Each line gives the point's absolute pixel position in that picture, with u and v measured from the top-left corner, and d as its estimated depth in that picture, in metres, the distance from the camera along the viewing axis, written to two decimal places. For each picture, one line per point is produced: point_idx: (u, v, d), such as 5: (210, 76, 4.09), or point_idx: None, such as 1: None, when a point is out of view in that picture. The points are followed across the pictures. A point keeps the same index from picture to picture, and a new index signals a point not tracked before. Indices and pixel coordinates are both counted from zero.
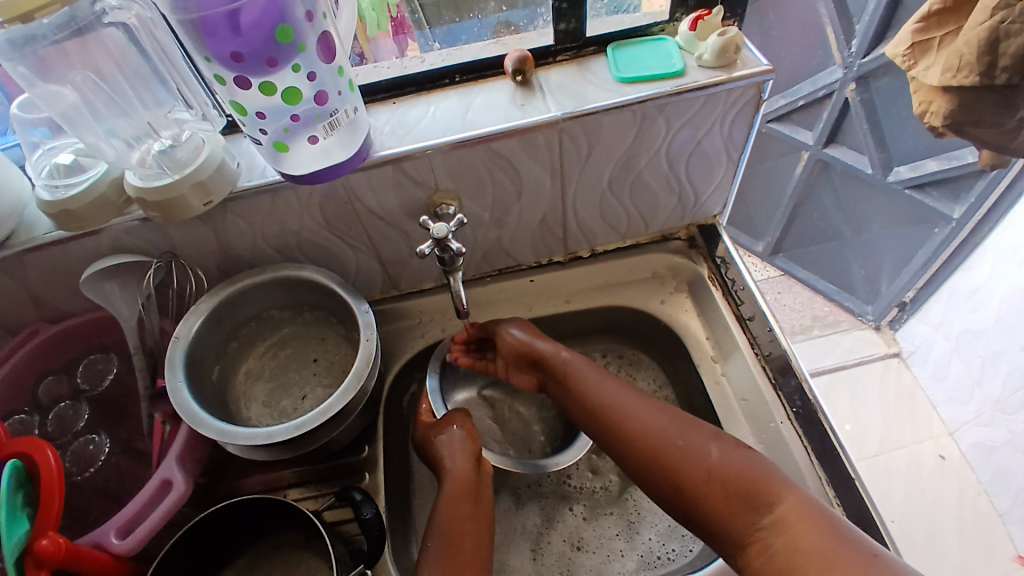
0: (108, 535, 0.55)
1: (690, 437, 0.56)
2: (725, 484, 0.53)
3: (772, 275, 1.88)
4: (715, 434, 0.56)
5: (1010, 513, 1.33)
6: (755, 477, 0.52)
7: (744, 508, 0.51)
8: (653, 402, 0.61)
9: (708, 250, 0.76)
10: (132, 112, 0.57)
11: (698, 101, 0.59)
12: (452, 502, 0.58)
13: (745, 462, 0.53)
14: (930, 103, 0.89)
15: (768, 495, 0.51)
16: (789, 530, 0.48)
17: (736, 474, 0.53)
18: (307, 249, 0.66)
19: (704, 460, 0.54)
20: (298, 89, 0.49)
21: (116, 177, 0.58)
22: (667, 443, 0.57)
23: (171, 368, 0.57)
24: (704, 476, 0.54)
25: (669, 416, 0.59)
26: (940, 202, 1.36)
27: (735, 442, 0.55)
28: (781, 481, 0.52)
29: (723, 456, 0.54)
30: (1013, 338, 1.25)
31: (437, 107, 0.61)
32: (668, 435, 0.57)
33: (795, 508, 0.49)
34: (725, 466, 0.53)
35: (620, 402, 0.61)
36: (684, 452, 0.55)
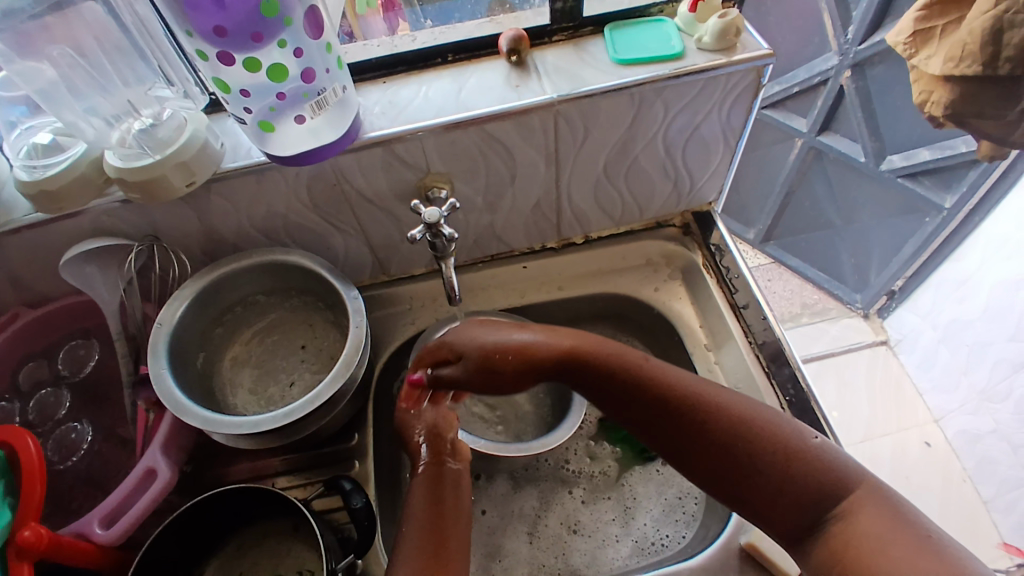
0: (91, 525, 0.54)
1: (764, 417, 0.52)
2: (799, 472, 0.50)
3: (763, 262, 1.88)
4: (789, 419, 0.53)
5: (994, 500, 1.35)
6: (827, 468, 0.50)
7: (812, 496, 0.49)
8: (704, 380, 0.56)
9: (702, 237, 0.75)
10: (111, 88, 0.54)
11: (696, 85, 0.57)
12: (429, 483, 0.56)
13: (820, 451, 0.51)
14: (931, 93, 0.89)
15: (836, 484, 0.49)
16: (858, 518, 0.47)
17: (812, 462, 0.50)
18: (295, 232, 0.64)
19: (783, 444, 0.51)
20: (284, 66, 0.47)
21: (95, 157, 0.55)
22: (748, 425, 0.52)
23: (154, 354, 0.55)
24: (780, 460, 0.50)
25: (731, 395, 0.55)
26: (933, 191, 1.36)
27: (805, 430, 0.53)
28: (852, 471, 0.50)
29: (800, 442, 0.51)
30: (1001, 327, 1.26)
31: (429, 87, 0.59)
32: (745, 415, 0.53)
33: (868, 499, 0.48)
34: (805, 452, 0.51)
35: (670, 376, 0.56)
36: (759, 432, 0.52)
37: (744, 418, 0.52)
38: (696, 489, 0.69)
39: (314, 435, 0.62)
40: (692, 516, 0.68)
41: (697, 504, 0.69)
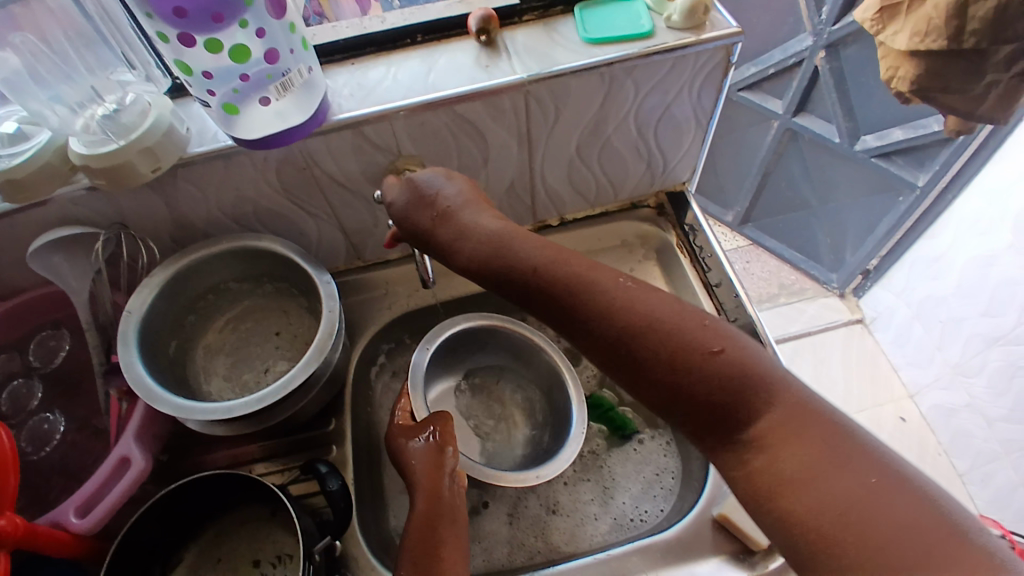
0: (67, 514, 0.54)
1: (666, 319, 0.44)
2: (693, 388, 0.43)
3: (741, 245, 1.88)
4: (694, 320, 0.45)
5: (970, 472, 1.39)
6: (733, 386, 0.42)
7: (714, 408, 0.43)
8: (603, 267, 0.47)
9: (677, 218, 0.76)
10: (77, 77, 0.53)
11: (666, 64, 0.57)
12: (427, 523, 0.53)
13: (726, 365, 0.43)
14: (897, 68, 0.89)
15: (755, 400, 0.42)
16: (773, 448, 0.41)
17: (710, 378, 0.43)
18: (265, 218, 0.63)
19: (677, 350, 0.43)
20: (247, 47, 0.46)
21: (61, 144, 0.53)
22: (653, 333, 0.44)
23: (124, 342, 0.55)
24: (682, 374, 0.43)
25: (637, 288, 0.46)
26: (906, 170, 1.38)
27: (707, 344, 0.43)
28: (766, 381, 0.43)
29: (698, 363, 0.43)
30: (974, 303, 1.29)
31: (399, 68, 0.58)
32: (647, 327, 0.44)
33: (781, 423, 0.41)
34: (712, 368, 0.43)
35: (561, 266, 0.48)
36: (656, 342, 0.44)
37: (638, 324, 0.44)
38: (675, 465, 0.71)
39: (290, 421, 0.62)
40: (670, 490, 0.69)
41: (674, 478, 0.70)
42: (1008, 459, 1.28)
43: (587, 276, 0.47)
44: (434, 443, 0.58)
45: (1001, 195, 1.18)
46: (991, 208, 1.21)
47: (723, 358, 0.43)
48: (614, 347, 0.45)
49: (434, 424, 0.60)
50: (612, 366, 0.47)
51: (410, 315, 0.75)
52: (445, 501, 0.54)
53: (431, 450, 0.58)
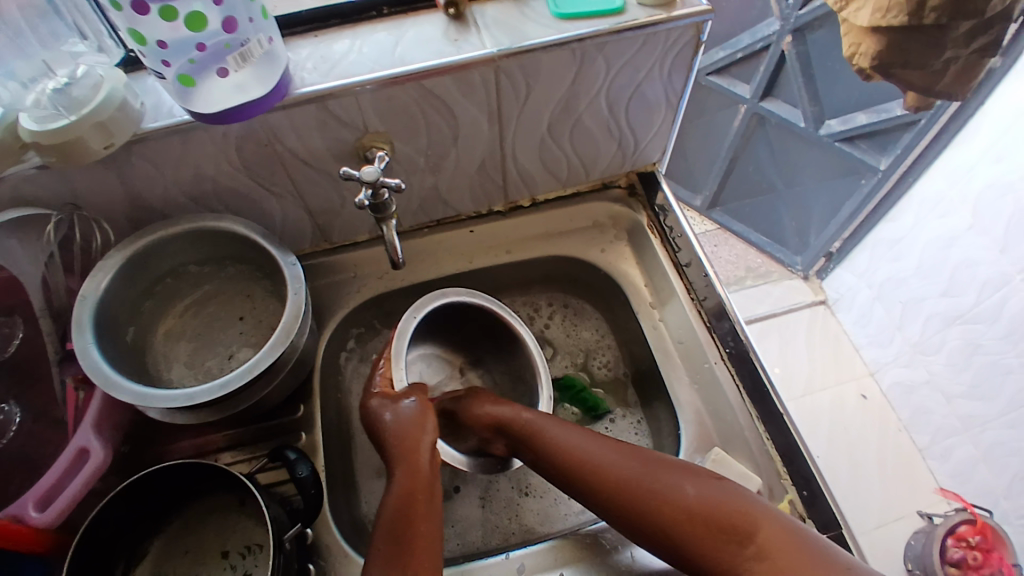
0: (27, 508, 0.52)
1: (667, 473, 0.52)
2: (696, 519, 0.49)
3: (709, 228, 1.90)
4: (687, 470, 0.52)
5: (929, 448, 1.45)
6: (734, 511, 0.48)
7: (722, 540, 0.48)
8: (617, 443, 0.55)
9: (647, 199, 0.76)
10: (28, 51, 0.52)
11: (638, 41, 0.57)
12: (402, 499, 0.52)
13: (723, 494, 0.50)
14: (860, 44, 0.90)
15: (747, 526, 0.47)
16: (778, 560, 0.46)
17: (709, 506, 0.49)
18: (226, 197, 0.61)
19: (678, 500, 0.50)
20: (202, 14, 0.44)
21: (11, 122, 0.50)
22: (651, 483, 0.51)
23: (79, 327, 0.52)
24: (685, 515, 0.49)
25: (638, 455, 0.54)
26: (869, 154, 1.41)
27: (707, 476, 0.52)
28: (757, 508, 0.49)
29: (692, 495, 0.50)
30: (933, 284, 1.34)
31: (364, 41, 0.56)
32: (641, 473, 0.52)
33: (778, 538, 0.47)
34: (703, 505, 0.49)
35: (576, 446, 0.56)
36: (657, 496, 0.51)
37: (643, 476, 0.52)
38: (646, 442, 0.72)
39: (258, 408, 0.60)
40: None
41: None
42: (965, 434, 1.34)
43: (591, 453, 0.55)
44: (416, 413, 0.58)
45: (961, 179, 1.23)
46: (953, 189, 1.26)
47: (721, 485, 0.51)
48: (627, 506, 0.52)
49: (417, 397, 0.59)
50: (638, 530, 0.51)
51: (379, 298, 0.73)
52: (422, 478, 0.54)
53: (414, 420, 0.58)
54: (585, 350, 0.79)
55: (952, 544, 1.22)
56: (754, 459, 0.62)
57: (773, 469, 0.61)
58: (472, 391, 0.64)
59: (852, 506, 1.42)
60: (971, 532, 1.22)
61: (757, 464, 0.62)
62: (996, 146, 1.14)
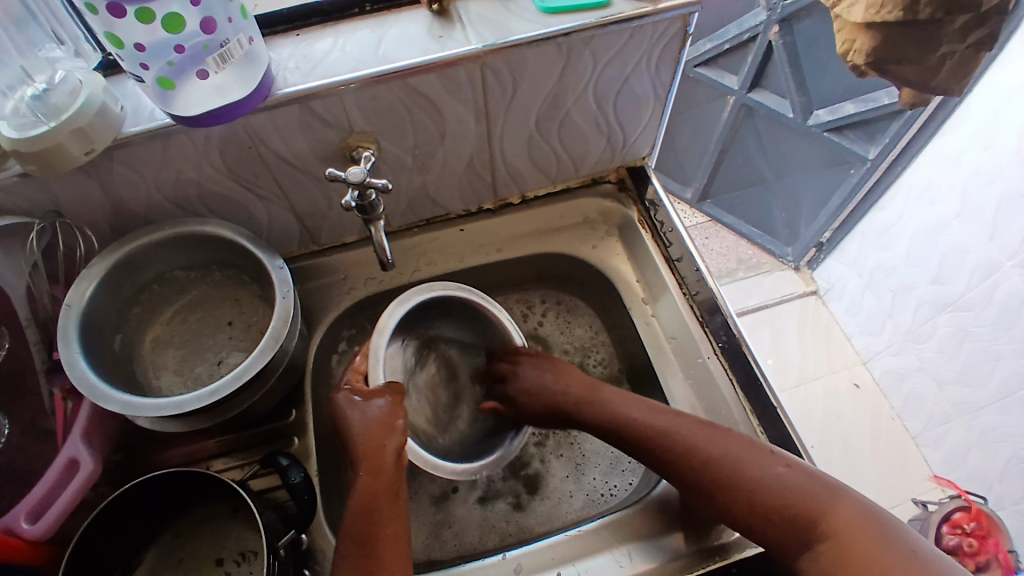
0: (17, 520, 0.51)
1: (737, 453, 0.53)
2: (767, 502, 0.50)
3: (700, 221, 1.89)
4: (757, 450, 0.53)
5: (922, 435, 1.46)
6: (802, 496, 0.50)
7: (787, 521, 0.50)
8: (691, 417, 0.57)
9: (638, 193, 0.75)
10: (5, 58, 0.51)
11: (624, 34, 0.56)
12: (366, 504, 0.52)
13: (796, 479, 0.51)
14: (853, 41, 0.91)
15: (812, 510, 0.49)
16: (839, 540, 0.47)
17: (780, 491, 0.50)
18: (210, 201, 0.60)
19: (750, 489, 0.51)
20: (180, 16, 0.43)
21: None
22: (727, 467, 0.52)
23: (65, 338, 0.51)
24: (754, 497, 0.51)
25: (711, 432, 0.55)
26: (857, 144, 1.41)
27: (778, 458, 0.52)
28: (826, 491, 0.50)
29: (767, 480, 0.51)
30: (924, 272, 1.35)
31: (347, 39, 0.55)
32: (718, 457, 0.53)
33: (848, 519, 0.48)
34: (769, 488, 0.51)
35: (649, 422, 0.57)
36: (727, 478, 0.52)
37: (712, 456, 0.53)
38: None
39: (248, 414, 0.59)
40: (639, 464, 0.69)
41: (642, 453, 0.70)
42: (958, 421, 1.35)
43: (661, 429, 0.56)
44: (384, 414, 0.56)
45: (950, 166, 1.24)
46: (943, 178, 1.26)
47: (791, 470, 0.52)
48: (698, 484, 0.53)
49: (388, 396, 0.57)
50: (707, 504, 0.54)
51: (369, 300, 0.73)
52: (386, 479, 0.53)
53: (382, 420, 0.55)
54: (581, 348, 0.78)
55: (947, 531, 1.21)
56: None
57: None
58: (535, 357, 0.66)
59: None
60: (966, 519, 1.21)
61: None
62: (984, 134, 1.14)
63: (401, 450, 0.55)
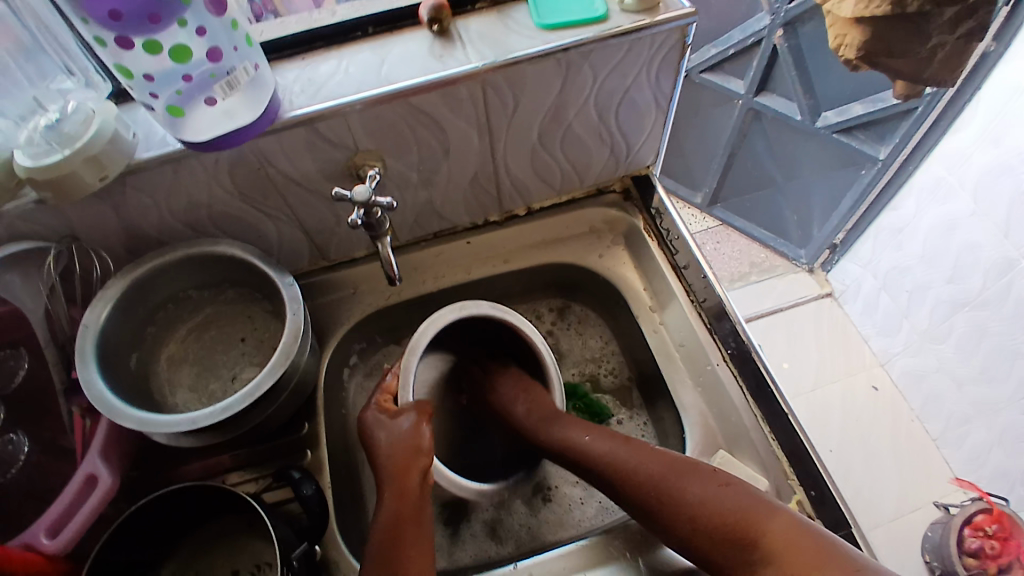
0: (38, 536, 0.53)
1: (676, 474, 0.53)
2: (704, 522, 0.50)
3: (711, 226, 1.88)
4: (699, 468, 0.53)
5: (943, 436, 1.44)
6: (735, 512, 0.49)
7: (724, 541, 0.49)
8: (637, 444, 0.58)
9: (642, 202, 0.76)
10: (17, 91, 0.52)
11: (623, 47, 0.57)
12: (397, 524, 0.53)
13: (730, 496, 0.50)
14: (844, 36, 0.88)
15: (750, 529, 0.48)
16: (777, 561, 0.45)
17: (714, 509, 0.50)
18: (221, 221, 0.62)
19: (687, 506, 0.51)
20: (187, 47, 0.45)
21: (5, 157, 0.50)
22: (669, 488, 0.52)
23: (82, 358, 0.53)
24: (691, 518, 0.50)
25: (653, 457, 0.55)
26: (867, 145, 1.40)
27: (718, 478, 0.52)
28: (761, 506, 0.49)
29: (701, 499, 0.51)
30: (939, 271, 1.34)
31: (351, 61, 0.56)
32: (656, 480, 0.54)
33: (781, 536, 0.46)
34: (705, 507, 0.50)
35: (602, 451, 0.58)
36: (665, 496, 0.52)
37: (654, 478, 0.54)
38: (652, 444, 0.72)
39: (260, 430, 0.60)
40: None
41: None
42: (978, 421, 1.33)
43: (609, 455, 0.58)
44: (409, 434, 0.57)
45: (961, 164, 1.23)
46: (954, 176, 1.25)
47: (733, 489, 0.51)
48: (641, 506, 0.54)
49: (415, 416, 0.58)
50: (652, 524, 0.54)
51: (379, 314, 0.74)
52: (411, 498, 0.54)
53: (407, 441, 0.57)
54: (590, 358, 0.79)
55: (969, 534, 1.21)
56: (760, 458, 0.62)
57: (778, 468, 0.61)
58: (514, 375, 0.69)
59: (864, 499, 1.42)
60: (988, 521, 1.21)
61: (762, 463, 0.62)
62: (993, 130, 1.14)
63: (425, 473, 0.56)
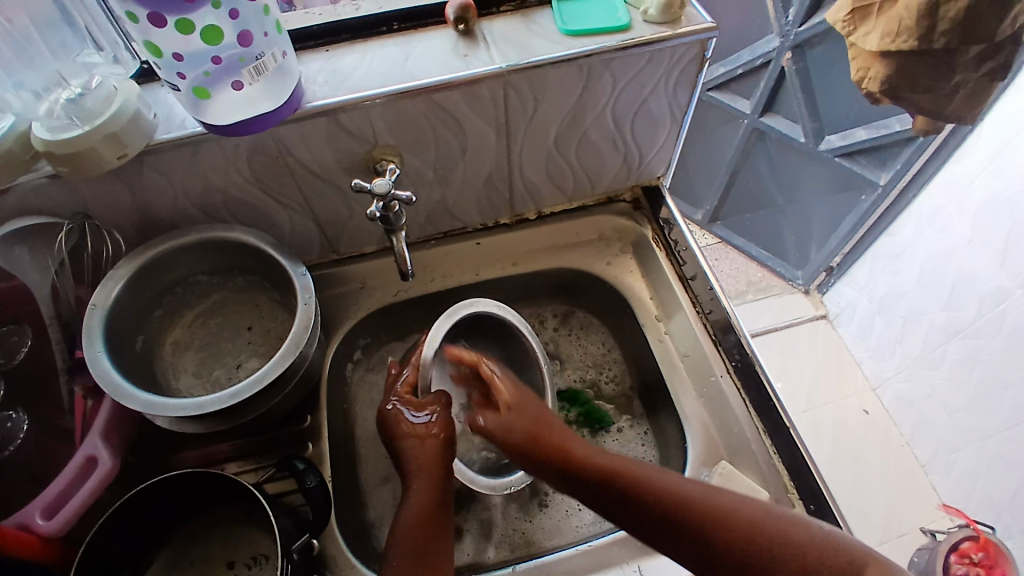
0: (32, 517, 0.52)
1: (767, 517, 0.48)
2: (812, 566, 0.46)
3: (710, 242, 1.89)
4: (788, 511, 0.49)
5: (932, 463, 1.45)
6: (840, 558, 0.46)
7: None
8: (705, 483, 0.51)
9: (652, 212, 0.76)
10: (39, 61, 0.52)
11: (644, 57, 0.57)
12: (423, 512, 0.54)
13: (827, 541, 0.47)
14: (868, 69, 0.92)
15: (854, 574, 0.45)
16: None
17: (819, 554, 0.46)
18: (235, 208, 0.62)
19: (797, 549, 0.47)
20: (218, 28, 0.45)
21: (23, 131, 0.51)
22: (765, 530, 0.48)
23: (89, 337, 0.52)
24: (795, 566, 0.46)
25: (735, 497, 0.50)
26: (868, 169, 1.42)
27: (808, 521, 0.49)
28: (857, 550, 0.47)
29: (803, 542, 0.47)
30: (934, 298, 1.35)
31: (374, 55, 0.57)
32: (750, 522, 0.48)
33: None
34: (811, 552, 0.46)
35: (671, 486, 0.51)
36: (767, 541, 0.47)
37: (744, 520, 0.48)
38: (652, 454, 0.72)
39: (263, 419, 0.60)
40: None
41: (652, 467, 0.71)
42: (968, 449, 1.34)
43: (680, 493, 0.50)
44: (433, 428, 0.59)
45: (961, 195, 1.25)
46: (953, 206, 1.27)
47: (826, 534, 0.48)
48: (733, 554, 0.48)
49: (433, 409, 0.60)
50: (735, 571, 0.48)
51: (386, 310, 0.74)
52: (439, 493, 0.55)
53: (427, 435, 0.58)
54: (594, 365, 0.79)
55: (955, 560, 1.21)
56: (761, 472, 0.62)
57: (780, 482, 0.61)
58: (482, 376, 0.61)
59: (853, 520, 1.42)
60: (974, 548, 1.21)
61: (763, 476, 0.62)
62: (996, 162, 1.15)
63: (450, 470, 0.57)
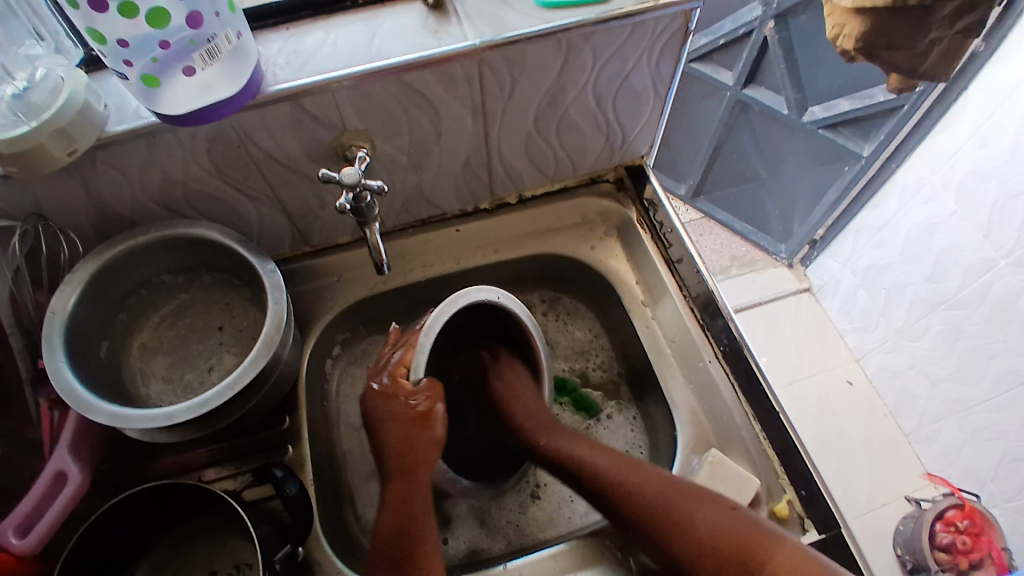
0: (5, 535, 0.49)
1: (686, 496, 0.54)
2: (714, 540, 0.51)
3: (693, 218, 1.87)
4: (711, 492, 0.55)
5: (915, 432, 1.46)
6: (745, 536, 0.51)
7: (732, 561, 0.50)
8: (640, 460, 0.58)
9: (636, 193, 0.74)
10: None
11: (625, 30, 0.55)
12: (400, 498, 0.55)
13: (735, 518, 0.52)
14: (842, 25, 0.85)
15: (759, 554, 0.50)
16: None
17: (721, 530, 0.52)
18: (198, 202, 0.58)
19: (703, 523, 0.52)
20: (165, 10, 0.41)
21: None
22: (677, 503, 0.54)
23: (49, 347, 0.49)
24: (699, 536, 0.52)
25: (660, 475, 0.56)
26: (851, 141, 1.41)
27: (725, 502, 0.54)
28: (769, 534, 0.51)
29: (710, 519, 0.52)
30: (918, 269, 1.35)
31: (339, 34, 0.53)
32: (665, 497, 0.54)
33: (788, 560, 0.49)
34: (718, 529, 0.52)
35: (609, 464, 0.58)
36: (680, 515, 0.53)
37: (660, 493, 0.55)
38: (641, 439, 0.72)
39: (239, 423, 0.58)
40: None
41: (642, 453, 0.71)
42: (952, 418, 1.35)
43: (614, 468, 0.58)
44: (417, 411, 0.57)
45: (945, 164, 1.24)
46: (936, 175, 1.26)
47: (738, 512, 0.53)
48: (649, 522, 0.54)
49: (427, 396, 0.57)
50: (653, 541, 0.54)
51: (364, 303, 0.71)
52: (415, 480, 0.56)
53: (415, 420, 0.57)
54: (581, 352, 0.77)
55: (940, 529, 1.23)
56: (751, 458, 0.61)
57: (770, 467, 0.61)
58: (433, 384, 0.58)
59: (840, 490, 1.44)
60: (959, 516, 1.23)
61: (754, 463, 0.61)
62: (979, 130, 1.14)
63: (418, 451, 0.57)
